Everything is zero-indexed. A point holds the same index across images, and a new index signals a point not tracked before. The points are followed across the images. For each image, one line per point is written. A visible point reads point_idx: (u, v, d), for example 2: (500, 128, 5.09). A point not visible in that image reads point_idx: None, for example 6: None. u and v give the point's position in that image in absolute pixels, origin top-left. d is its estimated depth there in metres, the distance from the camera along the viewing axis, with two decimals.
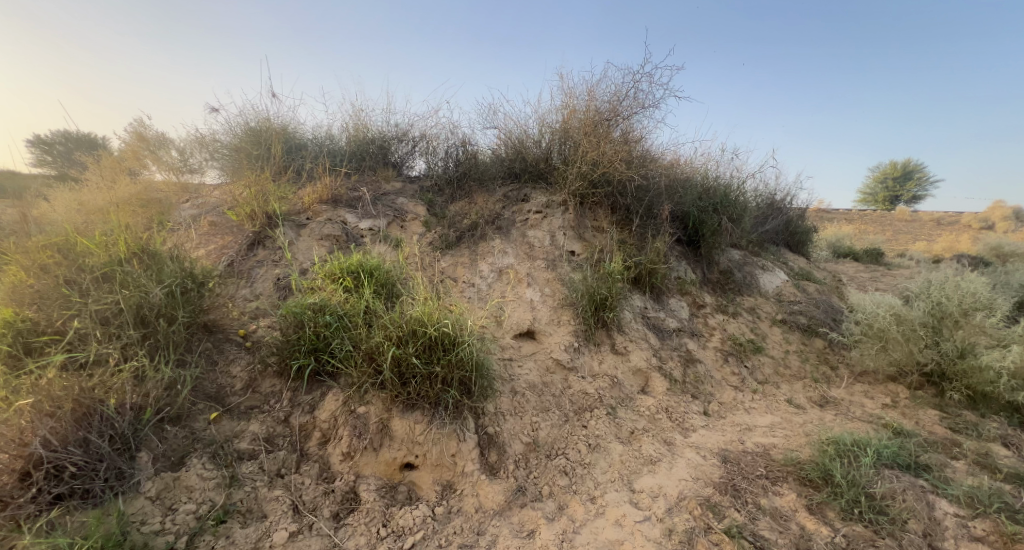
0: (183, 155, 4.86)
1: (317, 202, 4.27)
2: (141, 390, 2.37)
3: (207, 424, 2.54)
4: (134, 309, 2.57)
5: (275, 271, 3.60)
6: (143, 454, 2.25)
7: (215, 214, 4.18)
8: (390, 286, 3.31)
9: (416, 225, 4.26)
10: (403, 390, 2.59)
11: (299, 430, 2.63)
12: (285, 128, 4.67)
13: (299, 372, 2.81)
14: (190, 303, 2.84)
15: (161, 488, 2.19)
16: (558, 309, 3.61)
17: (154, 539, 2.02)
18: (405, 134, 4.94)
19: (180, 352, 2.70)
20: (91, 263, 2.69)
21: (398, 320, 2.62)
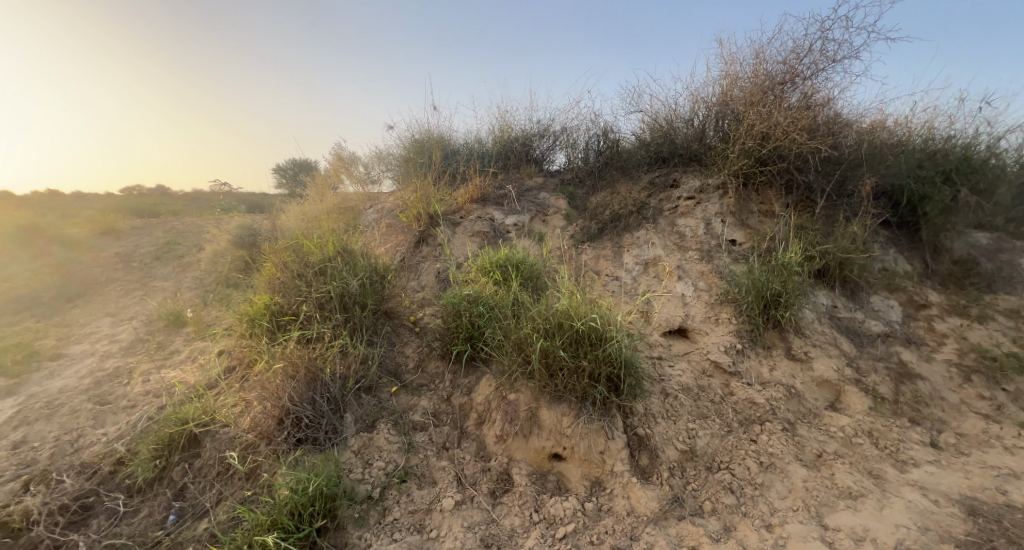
0: (367, 169, 5.77)
1: (470, 202, 4.63)
2: (345, 362, 2.95)
3: (390, 396, 2.98)
4: (339, 297, 3.17)
5: (435, 266, 4.03)
6: (348, 415, 2.77)
7: (391, 217, 4.87)
8: (536, 279, 3.42)
9: (558, 219, 4.30)
10: (551, 382, 2.63)
11: (459, 409, 2.90)
12: (443, 137, 5.17)
13: (458, 356, 3.10)
14: (376, 292, 3.38)
15: (361, 445, 2.65)
16: (717, 304, 3.22)
17: (358, 486, 2.45)
18: (546, 129, 4.96)
19: (368, 334, 3.24)
20: (312, 260, 3.38)
21: (545, 313, 2.67)
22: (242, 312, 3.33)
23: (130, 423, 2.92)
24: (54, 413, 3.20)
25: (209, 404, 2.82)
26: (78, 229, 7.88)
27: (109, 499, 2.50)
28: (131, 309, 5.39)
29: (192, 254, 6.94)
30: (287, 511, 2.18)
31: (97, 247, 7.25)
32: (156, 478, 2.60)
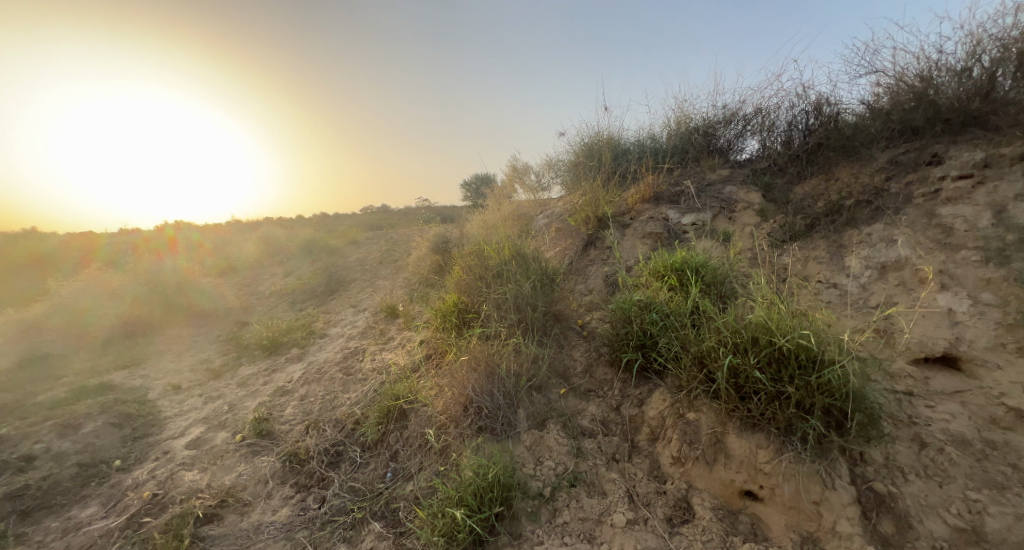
0: (538, 178, 5.97)
1: (640, 202, 4.37)
2: (519, 359, 3.06)
3: (559, 397, 2.95)
4: (513, 298, 3.30)
5: (604, 269, 3.89)
6: (521, 410, 2.86)
7: (560, 221, 4.92)
8: (722, 284, 2.99)
9: (749, 216, 3.72)
10: (742, 406, 2.22)
11: (629, 421, 2.69)
12: (613, 138, 5.00)
13: (628, 365, 2.89)
14: (546, 294, 3.44)
15: (532, 442, 2.69)
16: (1012, 325, 2.29)
17: (530, 481, 2.48)
18: (733, 114, 4.34)
19: (540, 334, 3.28)
20: (491, 263, 3.63)
21: (735, 326, 2.29)
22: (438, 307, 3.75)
23: (363, 392, 3.78)
24: (319, 381, 4.32)
25: (412, 384, 3.38)
26: (331, 244, 10.30)
27: (352, 450, 3.24)
28: (364, 301, 6.72)
29: (404, 257, 8.25)
30: (471, 491, 2.31)
31: (344, 256, 9.38)
32: (378, 440, 3.21)
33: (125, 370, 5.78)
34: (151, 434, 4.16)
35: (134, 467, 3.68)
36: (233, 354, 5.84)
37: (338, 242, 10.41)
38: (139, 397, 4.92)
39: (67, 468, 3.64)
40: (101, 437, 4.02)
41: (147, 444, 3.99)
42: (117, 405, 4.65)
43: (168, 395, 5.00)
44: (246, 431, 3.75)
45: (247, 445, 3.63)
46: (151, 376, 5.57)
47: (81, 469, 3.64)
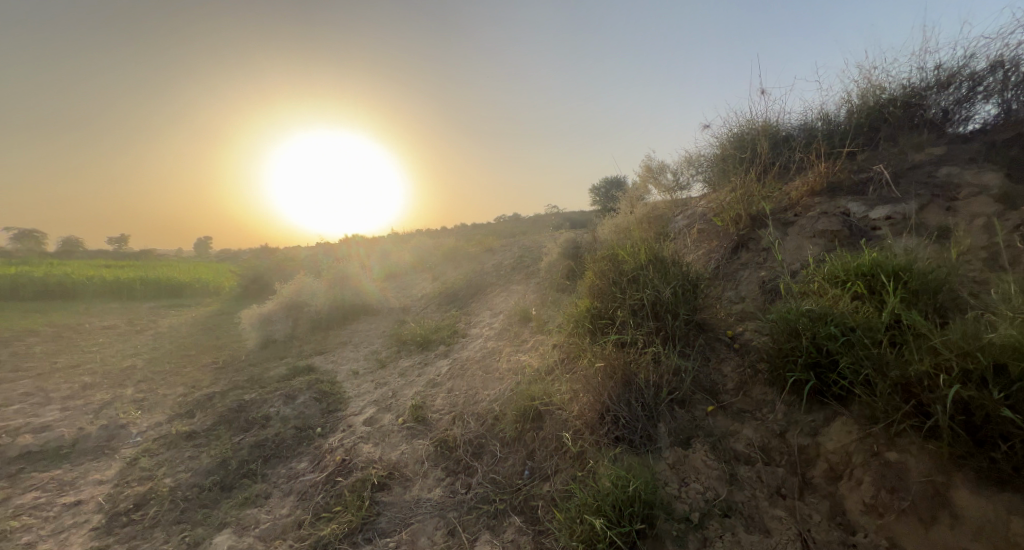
0: (675, 176, 5.48)
1: (808, 195, 3.69)
2: (658, 371, 2.78)
3: (705, 414, 2.62)
4: (651, 305, 3.05)
5: (760, 274, 3.35)
6: (661, 425, 2.61)
7: (703, 221, 4.44)
8: (935, 292, 2.33)
9: (980, 203, 2.90)
10: (979, 453, 1.70)
11: (798, 451, 2.21)
12: (771, 123, 4.32)
13: (795, 387, 2.39)
14: (688, 302, 3.07)
15: (676, 460, 2.43)
16: None
17: (674, 503, 2.22)
18: (951, 79, 3.45)
19: (682, 344, 2.96)
20: (626, 268, 3.37)
21: (965, 344, 1.77)
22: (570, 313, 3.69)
23: (501, 390, 3.92)
24: (463, 377, 4.58)
25: (547, 385, 3.46)
26: (470, 251, 10.96)
27: (492, 443, 3.39)
28: (502, 303, 6.97)
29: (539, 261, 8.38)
30: (610, 502, 2.14)
31: (481, 263, 9.89)
32: (515, 437, 3.32)
33: (321, 355, 6.93)
34: (339, 409, 4.87)
35: (329, 434, 4.36)
36: (395, 347, 6.56)
37: (477, 249, 11.03)
38: (330, 377, 5.86)
39: (288, 429, 4.49)
40: (307, 409, 4.88)
41: (339, 416, 4.69)
42: (317, 383, 5.59)
43: (350, 378, 5.78)
44: (408, 414, 4.13)
45: (408, 427, 3.99)
46: (338, 361, 6.55)
47: (297, 432, 4.45)
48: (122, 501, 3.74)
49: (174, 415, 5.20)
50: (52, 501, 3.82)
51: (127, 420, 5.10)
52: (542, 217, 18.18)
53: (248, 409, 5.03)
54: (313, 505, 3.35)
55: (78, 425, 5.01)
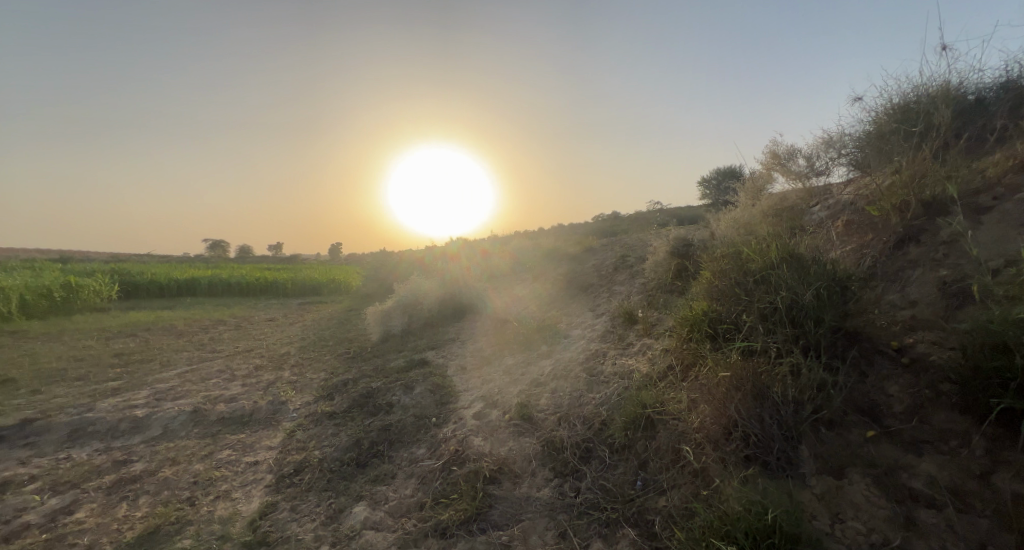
0: (809, 161, 4.55)
1: (1015, 172, 2.85)
2: (797, 384, 2.25)
3: (864, 441, 2.09)
4: (786, 308, 2.56)
5: (938, 274, 2.61)
6: (804, 447, 2.13)
7: (852, 211, 3.70)
8: None
9: None
10: None
11: (1011, 500, 1.68)
12: (953, 88, 3.45)
13: (1001, 416, 1.89)
14: (837, 306, 2.51)
15: (826, 491, 1.96)
16: None
17: (826, 540, 1.78)
18: None
19: (827, 356, 2.42)
20: (752, 267, 2.96)
21: None
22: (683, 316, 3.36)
23: (607, 393, 3.72)
24: (567, 378, 4.40)
25: (657, 391, 3.17)
26: (570, 251, 10.75)
27: (601, 447, 3.17)
28: (604, 304, 6.71)
29: (643, 259, 7.91)
30: (742, 527, 1.79)
31: (582, 263, 9.62)
32: (624, 445, 3.07)
33: (432, 349, 7.41)
34: (451, 401, 5.08)
35: (444, 424, 4.53)
36: (499, 345, 6.66)
37: (577, 249, 10.78)
38: (441, 371, 6.19)
39: (409, 417, 4.82)
40: (424, 399, 5.20)
41: (452, 407, 4.90)
42: (430, 376, 5.96)
43: (459, 373, 6.03)
44: (512, 411, 4.10)
45: (515, 422, 3.95)
46: (448, 356, 6.88)
47: (416, 419, 4.78)
48: (284, 467, 4.40)
49: (319, 397, 6.09)
50: (237, 460, 4.66)
51: (285, 398, 6.10)
52: (647, 214, 17.27)
53: (375, 396, 5.64)
54: (432, 489, 3.45)
55: (251, 400, 6.06)
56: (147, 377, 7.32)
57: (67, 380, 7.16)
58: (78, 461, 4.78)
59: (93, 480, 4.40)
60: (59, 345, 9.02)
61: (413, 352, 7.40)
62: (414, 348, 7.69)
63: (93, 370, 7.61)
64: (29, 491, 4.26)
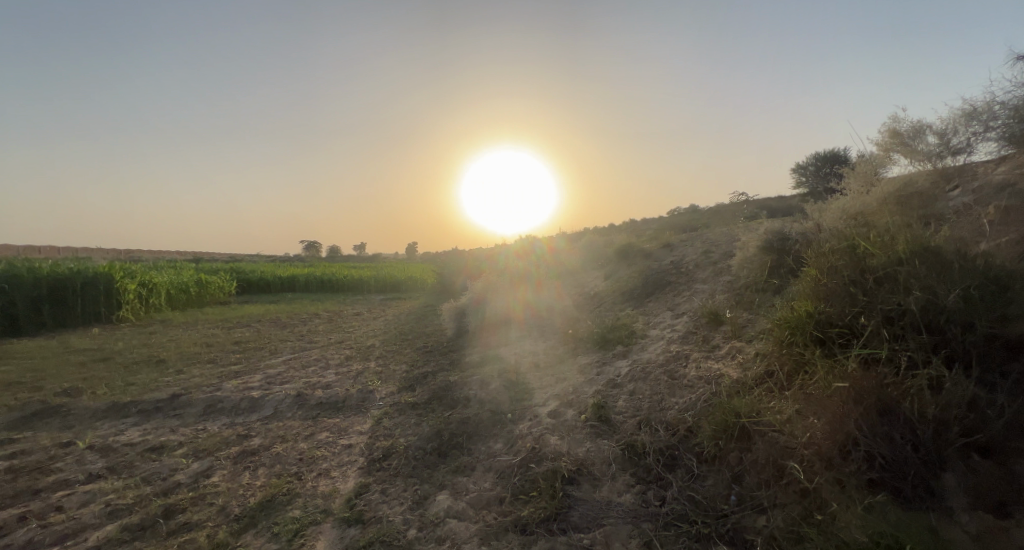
0: (944, 136, 3.79)
1: None
2: (940, 400, 1.88)
3: None
4: (920, 311, 2.19)
5: None
6: (949, 476, 1.81)
7: (1003, 197, 3.07)
8: None
9: None
10: None
11: None
12: None
13: None
14: (992, 309, 2.10)
15: (985, 531, 1.60)
16: None
17: None
18: None
19: (979, 369, 2.03)
20: (873, 264, 2.59)
21: None
22: (782, 319, 3.00)
23: (694, 397, 3.34)
24: (646, 379, 4.14)
25: (754, 399, 2.68)
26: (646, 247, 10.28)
27: (686, 457, 2.81)
28: (683, 302, 6.36)
29: (726, 254, 7.37)
30: None
31: (657, 258, 9.14)
32: (715, 456, 2.67)
33: (505, 346, 7.59)
34: (526, 398, 5.19)
35: (520, 420, 4.64)
36: (572, 344, 6.58)
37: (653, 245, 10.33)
38: (515, 368, 6.31)
39: (485, 411, 5.02)
40: (498, 394, 5.45)
41: (526, 404, 5.04)
42: (504, 374, 6.15)
43: (532, 370, 6.14)
44: (589, 412, 3.83)
45: (591, 424, 3.72)
46: (521, 353, 6.95)
47: (493, 414, 4.90)
48: (374, 451, 4.64)
49: (401, 388, 6.61)
50: (333, 442, 5.02)
51: (372, 387, 6.67)
52: (728, 208, 16.23)
53: (454, 389, 6.07)
54: (511, 485, 3.32)
55: (344, 387, 6.74)
56: (261, 362, 8.22)
57: (200, 362, 8.23)
58: (211, 433, 5.42)
59: (223, 450, 4.95)
60: (193, 332, 10.41)
61: (486, 349, 7.65)
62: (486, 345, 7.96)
63: (219, 355, 8.69)
64: (176, 455, 4.86)
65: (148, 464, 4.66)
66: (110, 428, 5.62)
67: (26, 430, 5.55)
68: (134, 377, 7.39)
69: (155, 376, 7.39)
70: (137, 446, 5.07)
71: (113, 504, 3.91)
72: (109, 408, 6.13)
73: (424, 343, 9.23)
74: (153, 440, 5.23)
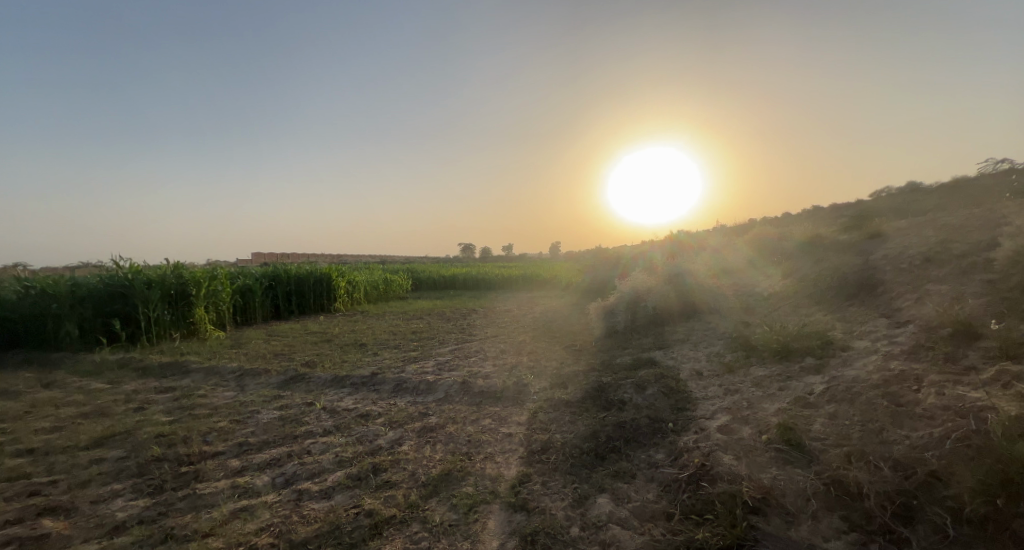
0: None
1: None
2: None
3: None
4: None
5: None
6: None
7: None
8: None
9: None
10: None
11: None
12: None
13: None
14: None
15: None
16: None
17: None
18: None
19: None
20: None
21: None
22: None
23: (932, 434, 2.52)
24: (853, 403, 3.14)
25: None
26: (845, 237, 8.19)
27: (934, 511, 2.17)
28: (907, 313, 4.81)
29: (977, 245, 5.34)
30: None
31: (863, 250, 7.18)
32: (981, 516, 2.07)
33: (663, 348, 6.82)
34: (689, 408, 4.47)
35: (683, 432, 3.99)
36: (741, 352, 5.55)
37: (855, 234, 8.21)
38: (675, 374, 5.45)
39: (642, 417, 4.37)
40: (658, 401, 4.73)
41: (690, 416, 4.31)
42: (664, 379, 5.32)
43: (695, 378, 5.29)
44: (772, 432, 3.09)
45: (778, 449, 2.94)
46: (681, 358, 6.14)
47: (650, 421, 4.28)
48: (533, 442, 4.33)
49: (554, 383, 6.22)
50: (495, 428, 4.85)
51: (526, 381, 6.38)
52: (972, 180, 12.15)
53: (608, 389, 5.37)
54: (680, 502, 2.82)
55: (500, 378, 6.63)
56: (432, 350, 8.88)
57: (389, 346, 9.24)
58: (402, 407, 5.78)
59: (411, 423, 5.18)
60: (381, 323, 11.89)
61: (638, 350, 6.99)
62: (638, 345, 7.27)
63: (401, 341, 9.67)
64: (376, 424, 5.22)
65: (361, 428, 5.12)
66: (335, 394, 6.40)
67: (288, 389, 6.69)
68: (341, 355, 8.57)
69: (360, 356, 8.46)
70: (350, 412, 5.64)
71: (344, 453, 4.44)
72: (333, 380, 6.99)
73: (574, 340, 8.84)
74: (361, 408, 5.77)
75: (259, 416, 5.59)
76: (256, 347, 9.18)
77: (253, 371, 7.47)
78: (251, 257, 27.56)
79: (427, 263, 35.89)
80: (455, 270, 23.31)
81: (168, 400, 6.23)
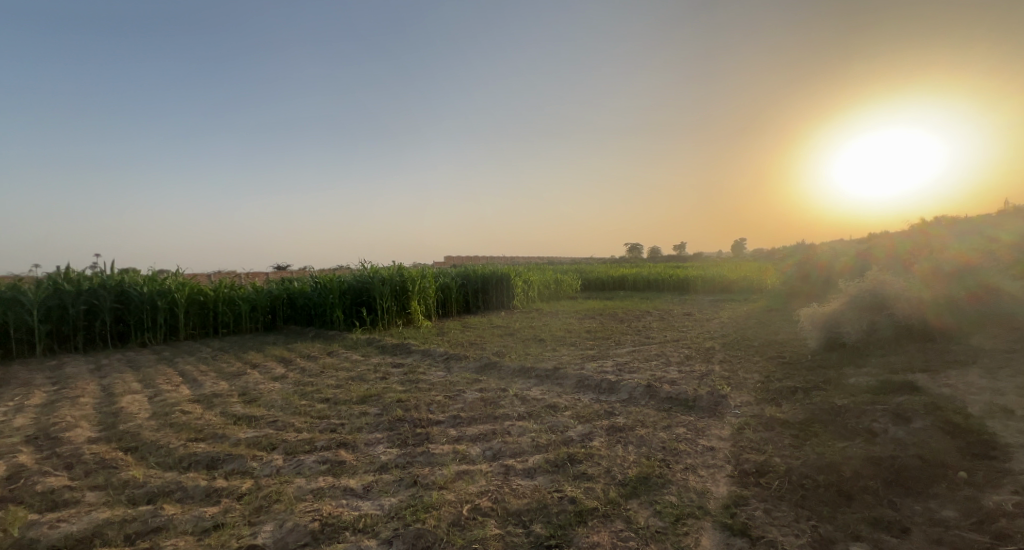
0: None
1: None
2: None
3: None
4: None
5: None
6: None
7: None
8: None
9: None
10: None
11: None
12: None
13: None
14: None
15: None
16: None
17: None
18: None
19: None
20: None
21: None
22: None
23: None
24: None
25: None
26: None
27: None
28: None
29: None
30: None
31: None
32: None
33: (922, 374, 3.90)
34: (994, 457, 2.46)
35: (992, 488, 2.20)
36: None
37: None
38: (953, 407, 3.08)
39: (905, 455, 2.50)
40: (932, 439, 2.66)
41: (998, 467, 2.37)
42: (941, 411, 3.01)
43: (995, 417, 2.92)
44: None
45: None
46: (958, 387, 3.51)
47: (923, 463, 2.42)
48: (743, 461, 2.70)
49: (760, 397, 3.99)
50: (690, 438, 3.14)
51: (722, 390, 4.16)
52: None
53: (840, 415, 3.21)
54: None
55: (688, 386, 4.35)
56: (608, 348, 6.93)
57: (565, 342, 7.51)
58: (588, 403, 4.08)
59: (600, 420, 3.58)
60: (556, 320, 10.60)
61: (882, 371, 4.14)
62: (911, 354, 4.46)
63: (576, 337, 8.04)
64: (565, 414, 3.78)
65: (553, 417, 3.72)
66: (526, 383, 4.98)
67: (486, 374, 5.48)
68: (524, 347, 7.23)
69: (541, 349, 6.93)
70: (541, 401, 4.20)
71: (542, 438, 3.22)
72: (522, 367, 5.48)
73: (776, 352, 5.66)
74: (554, 398, 4.28)
75: (467, 395, 4.53)
76: (457, 334, 8.61)
77: (457, 354, 6.53)
78: (420, 264, 28.59)
79: (600, 263, 33.51)
80: (623, 270, 20.74)
81: (401, 373, 5.76)
